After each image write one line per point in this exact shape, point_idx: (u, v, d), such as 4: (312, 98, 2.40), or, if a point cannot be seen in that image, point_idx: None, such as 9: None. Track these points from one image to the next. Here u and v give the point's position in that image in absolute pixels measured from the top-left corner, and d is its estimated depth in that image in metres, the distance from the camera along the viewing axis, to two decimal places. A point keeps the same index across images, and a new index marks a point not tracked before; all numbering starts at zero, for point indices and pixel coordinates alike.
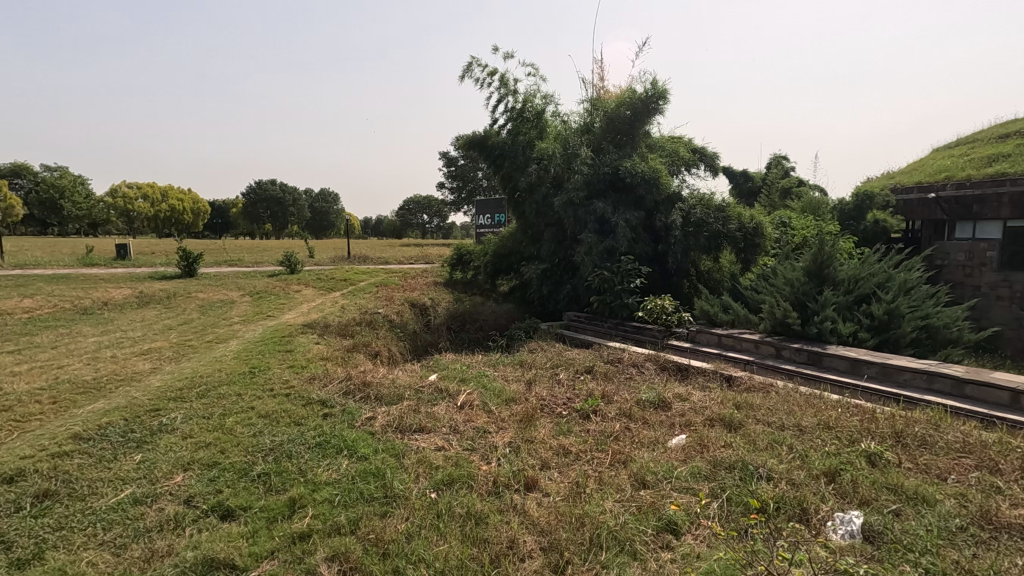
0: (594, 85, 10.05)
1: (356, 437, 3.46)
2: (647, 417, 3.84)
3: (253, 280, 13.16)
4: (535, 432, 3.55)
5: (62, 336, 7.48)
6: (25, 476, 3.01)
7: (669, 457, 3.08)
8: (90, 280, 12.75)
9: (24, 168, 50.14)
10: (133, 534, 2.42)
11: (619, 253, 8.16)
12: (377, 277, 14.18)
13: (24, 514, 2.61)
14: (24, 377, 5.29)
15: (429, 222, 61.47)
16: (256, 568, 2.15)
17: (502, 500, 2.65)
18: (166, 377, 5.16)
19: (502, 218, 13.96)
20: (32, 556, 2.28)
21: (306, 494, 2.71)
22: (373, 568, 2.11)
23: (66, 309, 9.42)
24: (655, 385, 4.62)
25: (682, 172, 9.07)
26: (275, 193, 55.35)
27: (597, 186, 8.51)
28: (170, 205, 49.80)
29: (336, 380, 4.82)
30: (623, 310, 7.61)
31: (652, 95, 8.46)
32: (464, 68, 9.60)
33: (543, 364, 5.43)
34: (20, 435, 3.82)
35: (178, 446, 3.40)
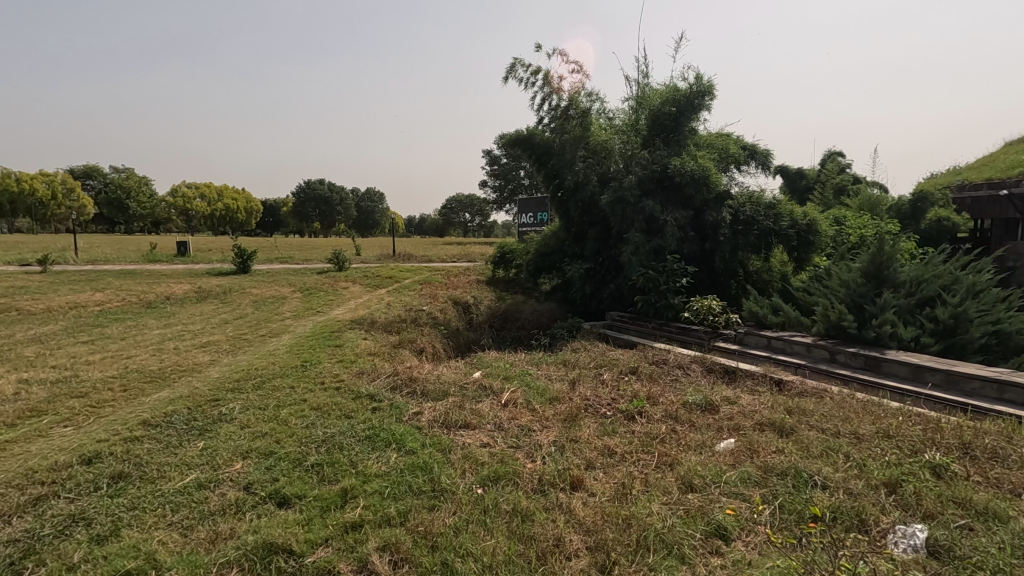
0: (639, 81, 9.98)
1: (403, 431, 3.54)
2: (694, 419, 3.77)
3: (303, 276, 13.65)
4: (580, 432, 3.55)
5: (130, 327, 7.97)
6: (101, 458, 3.23)
7: (718, 461, 3.02)
8: (154, 275, 13.50)
9: (96, 169, 53.71)
10: (198, 516, 2.56)
11: (666, 253, 8.04)
12: (421, 275, 14.44)
13: (102, 494, 2.80)
14: (98, 366, 5.66)
15: (471, 221, 62.00)
16: (312, 555, 2.23)
17: (548, 498, 2.66)
18: (224, 369, 5.41)
19: (544, 217, 13.96)
20: (109, 533, 2.44)
21: (357, 485, 2.79)
22: (423, 559, 2.16)
23: (133, 302, 10.01)
24: (702, 387, 4.52)
25: (732, 170, 8.86)
26: (324, 192, 57.20)
27: (645, 186, 8.41)
28: (225, 205, 52.17)
29: (384, 375, 4.95)
30: (668, 310, 7.46)
31: (698, 91, 8.25)
32: (508, 69, 9.71)
33: (587, 364, 5.41)
34: (96, 419, 4.10)
35: (238, 435, 3.56)
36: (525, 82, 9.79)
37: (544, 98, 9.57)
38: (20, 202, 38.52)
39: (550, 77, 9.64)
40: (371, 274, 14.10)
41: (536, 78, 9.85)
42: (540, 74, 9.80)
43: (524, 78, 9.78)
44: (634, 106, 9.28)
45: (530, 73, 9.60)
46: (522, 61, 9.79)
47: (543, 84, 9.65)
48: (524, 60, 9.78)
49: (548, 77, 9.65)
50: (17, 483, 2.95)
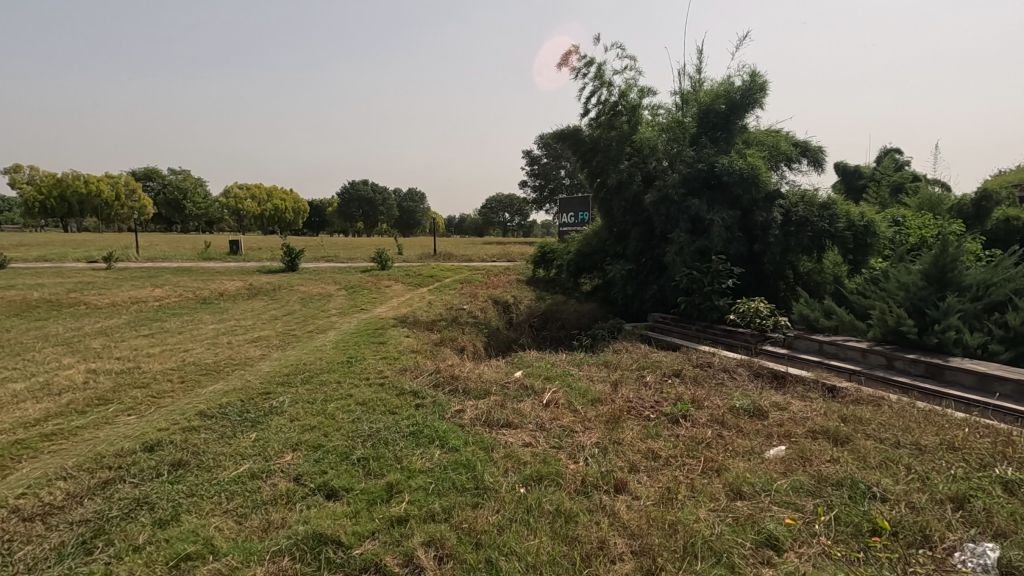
0: (691, 76, 9.83)
1: (446, 428, 3.58)
2: (741, 425, 3.66)
3: (349, 275, 14.00)
4: (622, 434, 3.50)
5: (187, 322, 8.37)
6: (162, 446, 3.39)
7: (768, 469, 2.92)
8: (209, 272, 14.13)
9: (155, 172, 56.62)
10: (252, 505, 2.66)
11: (712, 254, 7.86)
12: (461, 274, 14.59)
13: (163, 479, 2.95)
14: (158, 358, 5.97)
15: (511, 221, 62.39)
16: (359, 547, 2.28)
17: (591, 499, 2.64)
18: (274, 363, 5.62)
19: (584, 217, 13.84)
20: (170, 517, 2.56)
21: (402, 480, 2.84)
22: (467, 556, 2.17)
23: (189, 298, 10.50)
24: (749, 392, 4.38)
25: (782, 168, 8.59)
26: (367, 193, 58.63)
27: (691, 185, 8.24)
28: (274, 206, 54.19)
29: (425, 373, 5.01)
30: (713, 312, 7.26)
31: (750, 89, 8.05)
32: (561, 59, 9.74)
33: (630, 366, 5.34)
34: (157, 408, 4.33)
35: (288, 428, 3.68)
36: (577, 72, 9.77)
37: (593, 91, 9.53)
38: (88, 202, 41.10)
39: (600, 70, 9.59)
40: (412, 273, 14.33)
41: (587, 70, 9.82)
42: (592, 66, 9.76)
43: (576, 69, 9.76)
44: (682, 101, 9.15)
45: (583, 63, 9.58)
46: (576, 50, 9.76)
47: (593, 77, 9.60)
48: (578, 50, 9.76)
49: (599, 69, 9.60)
50: (87, 466, 3.13)
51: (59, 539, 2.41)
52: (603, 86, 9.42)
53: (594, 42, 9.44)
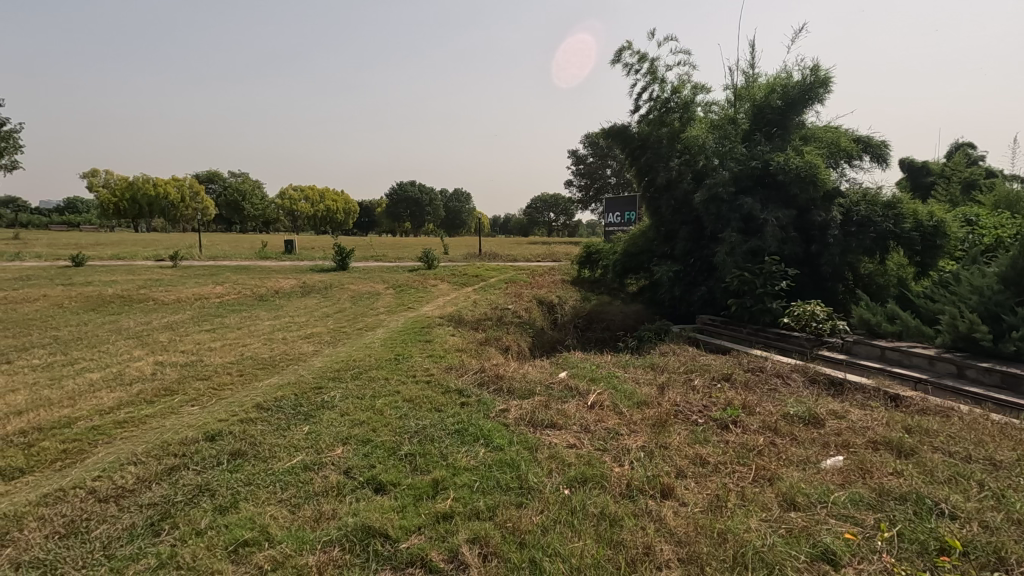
0: (747, 71, 9.56)
1: (491, 427, 3.61)
2: (796, 433, 3.52)
3: (396, 274, 14.33)
4: (669, 438, 3.44)
5: (246, 318, 8.77)
6: (223, 436, 3.57)
7: (825, 480, 2.80)
8: (265, 271, 14.76)
9: (217, 175, 59.71)
10: (304, 495, 2.76)
11: (765, 254, 7.58)
12: (506, 274, 14.66)
13: (223, 468, 3.10)
14: (219, 352, 6.28)
15: (556, 220, 62.30)
16: (406, 541, 2.33)
17: (637, 504, 2.60)
18: (326, 359, 5.81)
19: (631, 216, 13.64)
20: (230, 504, 2.69)
21: (448, 477, 2.88)
22: (511, 555, 2.18)
23: (248, 295, 11.00)
24: (805, 399, 4.20)
25: (842, 165, 8.20)
26: (414, 193, 59.73)
27: (744, 182, 7.99)
28: (326, 206, 56.03)
29: (471, 372, 5.06)
30: (765, 315, 7.00)
31: (811, 84, 7.71)
32: (614, 55, 9.68)
33: (677, 369, 5.23)
34: (217, 400, 4.55)
35: (338, 422, 3.79)
36: (629, 68, 9.67)
37: (644, 87, 9.41)
38: (157, 203, 43.71)
39: (653, 65, 9.45)
40: (458, 272, 14.51)
41: (639, 65, 9.71)
42: (646, 61, 9.62)
43: (629, 65, 9.66)
44: (734, 97, 8.89)
45: (636, 59, 9.48)
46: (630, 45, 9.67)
47: (646, 72, 9.48)
48: (632, 45, 9.66)
49: (652, 65, 9.47)
50: (155, 453, 3.33)
51: (130, 520, 2.57)
52: (655, 82, 9.27)
53: (649, 36, 9.49)
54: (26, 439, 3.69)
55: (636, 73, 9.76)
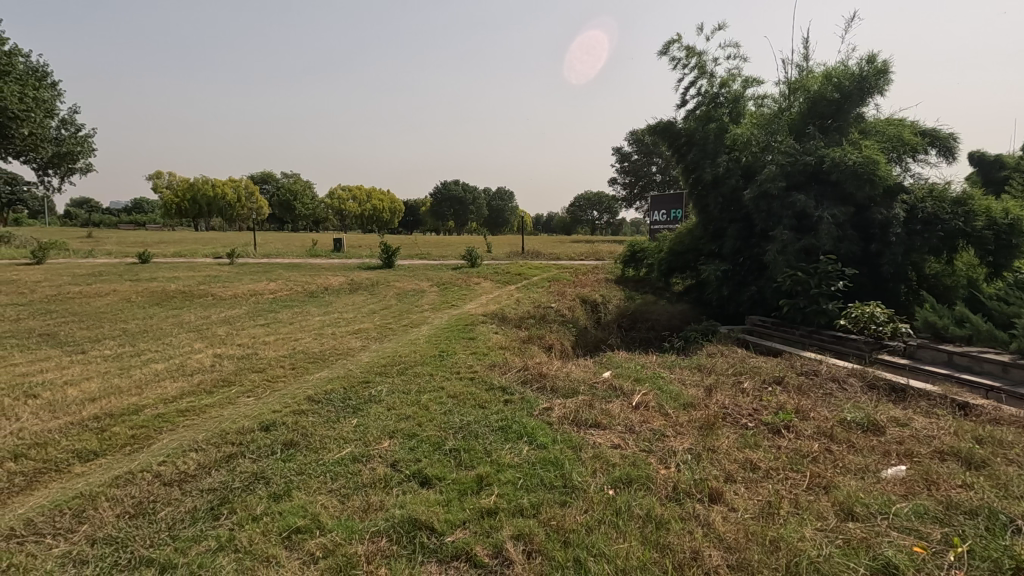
0: (802, 64, 9.23)
1: (535, 425, 3.61)
2: (853, 440, 3.36)
3: (440, 272, 14.54)
4: (718, 442, 3.35)
5: (297, 313, 9.10)
6: (276, 426, 3.72)
7: (885, 490, 2.66)
8: (315, 268, 15.25)
9: (270, 176, 62.19)
10: (353, 486, 2.83)
11: (819, 253, 7.27)
12: (548, 272, 14.63)
13: (277, 457, 3.23)
14: (272, 346, 6.54)
15: (599, 219, 61.82)
16: (451, 535, 2.36)
17: (684, 507, 2.54)
18: (372, 354, 5.96)
19: (677, 215, 13.36)
20: (283, 492, 2.80)
21: (492, 473, 2.90)
22: (556, 553, 2.18)
23: (299, 291, 11.40)
24: (863, 405, 4.01)
25: (905, 160, 7.78)
26: (457, 192, 60.53)
27: (796, 178, 7.69)
28: (373, 206, 57.40)
29: (514, 369, 5.07)
30: (820, 317, 6.72)
31: (867, 77, 7.35)
32: (662, 49, 9.55)
33: (726, 370, 5.08)
34: (271, 392, 4.74)
35: (385, 416, 3.88)
36: (677, 62, 9.52)
37: (692, 81, 9.23)
38: (215, 204, 45.88)
39: (701, 59, 9.24)
40: (501, 271, 14.58)
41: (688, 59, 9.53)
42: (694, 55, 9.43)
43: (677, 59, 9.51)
44: (788, 91, 8.58)
45: (684, 52, 9.32)
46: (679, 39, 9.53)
47: (694, 66, 9.29)
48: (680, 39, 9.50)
49: (701, 58, 9.27)
50: (214, 441, 3.50)
51: (192, 504, 2.71)
52: (703, 77, 9.09)
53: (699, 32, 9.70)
54: (99, 424, 3.95)
55: (685, 67, 9.58)
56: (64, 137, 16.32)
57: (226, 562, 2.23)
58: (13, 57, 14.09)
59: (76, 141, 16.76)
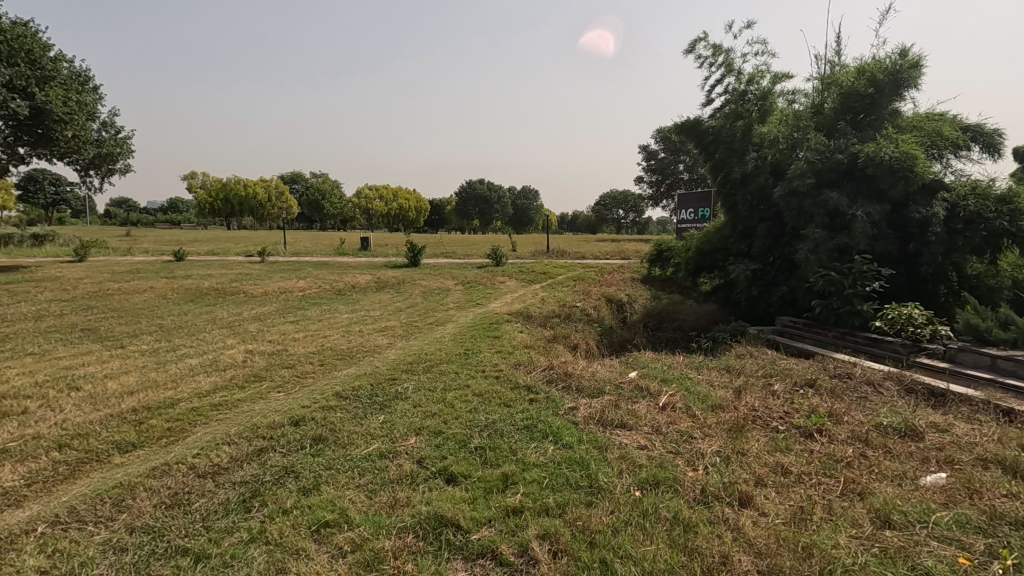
0: (834, 59, 8.97)
1: (560, 425, 3.60)
2: (889, 445, 3.26)
3: (465, 271, 14.61)
4: (747, 445, 3.28)
5: (325, 311, 9.25)
6: (306, 421, 3.79)
7: (925, 498, 2.57)
8: (343, 266, 15.49)
9: (300, 176, 63.42)
10: (380, 482, 2.87)
11: (853, 253, 7.07)
12: (574, 271, 14.57)
13: (306, 452, 3.29)
14: (302, 343, 6.67)
15: (625, 217, 61.34)
16: (477, 533, 2.37)
17: (713, 511, 2.50)
18: (399, 352, 6.02)
19: (705, 213, 13.15)
20: (313, 486, 2.85)
21: (517, 472, 2.90)
22: (582, 554, 2.17)
23: (327, 289, 11.59)
24: (901, 409, 3.88)
25: (945, 156, 7.49)
26: (483, 191, 60.78)
27: (828, 176, 7.49)
28: (399, 205, 58.01)
29: (539, 368, 5.07)
30: (854, 318, 6.52)
31: (899, 70, 7.10)
32: (688, 48, 9.43)
33: (755, 372, 4.98)
34: (301, 387, 4.84)
35: (412, 413, 3.92)
36: (704, 60, 9.38)
37: (719, 79, 9.08)
38: (247, 204, 46.98)
39: (728, 57, 9.07)
40: (526, 270, 14.57)
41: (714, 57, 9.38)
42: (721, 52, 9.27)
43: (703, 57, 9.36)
44: (819, 86, 8.36)
45: (710, 50, 9.17)
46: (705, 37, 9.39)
47: (721, 64, 9.13)
48: (706, 37, 9.36)
49: (728, 55, 9.11)
50: (246, 435, 3.58)
51: (225, 496, 2.78)
52: (729, 74, 8.92)
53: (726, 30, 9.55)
54: (138, 417, 4.08)
55: (711, 65, 9.42)
56: (104, 139, 16.89)
57: (258, 554, 2.28)
58: (57, 62, 14.65)
59: (116, 143, 17.33)
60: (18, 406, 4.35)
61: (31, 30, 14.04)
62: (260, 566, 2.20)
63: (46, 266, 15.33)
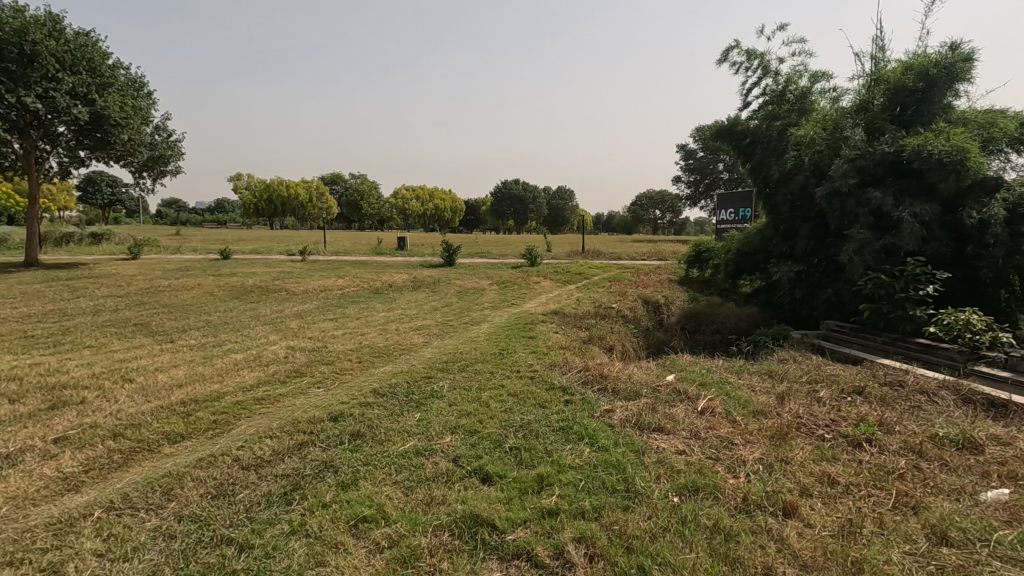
0: (878, 55, 8.63)
1: (596, 427, 3.56)
2: (946, 458, 3.09)
3: (500, 270, 14.65)
4: (791, 453, 3.17)
5: (363, 309, 9.42)
6: (344, 417, 3.86)
7: (986, 515, 2.43)
8: (380, 266, 15.73)
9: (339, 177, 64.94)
10: (416, 479, 2.89)
11: (902, 254, 6.75)
12: (609, 272, 14.41)
13: (345, 447, 3.35)
14: (340, 340, 6.81)
15: (662, 218, 60.41)
16: (512, 533, 2.36)
17: (755, 520, 2.42)
18: (434, 350, 6.08)
19: (746, 214, 12.81)
20: (351, 481, 2.90)
21: (553, 474, 2.88)
22: (619, 560, 2.13)
23: (365, 288, 11.80)
24: (958, 420, 3.67)
25: (1002, 152, 7.09)
26: (518, 191, 60.92)
27: (873, 173, 7.18)
28: (435, 205, 58.63)
29: (575, 369, 5.03)
30: (906, 323, 6.23)
31: (951, 62, 6.80)
32: (721, 54, 9.24)
33: (799, 377, 4.81)
34: (339, 384, 4.94)
35: (447, 411, 3.94)
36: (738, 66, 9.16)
37: (755, 82, 8.84)
38: (289, 204, 48.34)
39: (763, 59, 8.83)
40: (561, 270, 14.49)
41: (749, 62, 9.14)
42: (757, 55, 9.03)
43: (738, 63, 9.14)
44: (863, 84, 8.06)
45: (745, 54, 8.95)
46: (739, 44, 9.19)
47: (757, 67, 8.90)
48: (739, 42, 9.15)
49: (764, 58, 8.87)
50: (287, 429, 3.67)
51: (267, 488, 2.86)
52: (767, 77, 8.66)
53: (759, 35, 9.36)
54: (186, 409, 4.24)
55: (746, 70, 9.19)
56: (157, 142, 17.63)
57: (298, 546, 2.33)
58: (115, 69, 15.38)
59: (168, 146, 18.09)
60: (77, 395, 4.58)
61: (92, 39, 14.79)
62: (300, 558, 2.24)
63: (103, 263, 16.12)
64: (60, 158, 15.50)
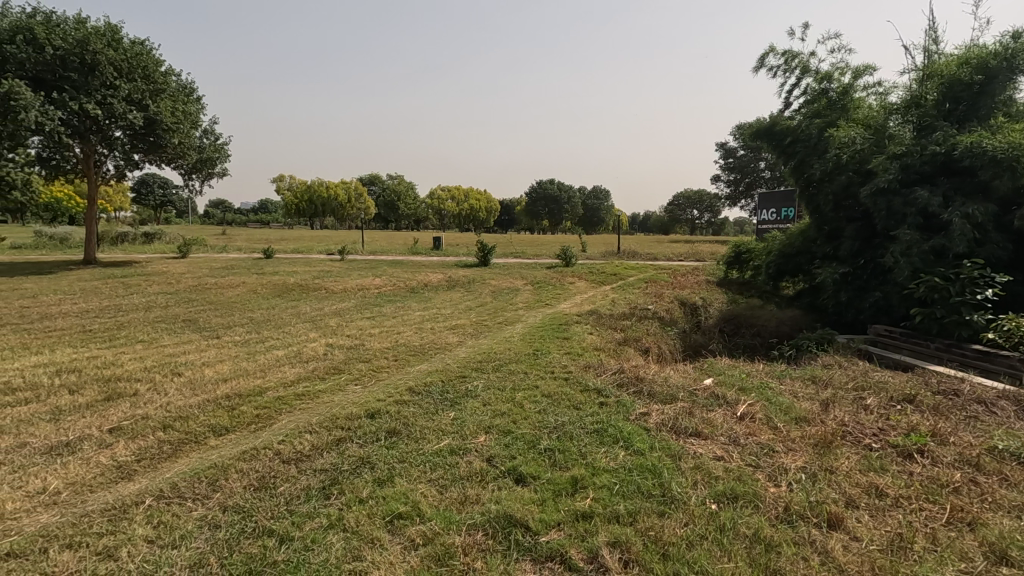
0: (929, 47, 8.23)
1: (631, 430, 3.51)
2: (1006, 472, 2.92)
3: (535, 271, 14.63)
4: (836, 462, 3.06)
5: (399, 308, 9.56)
6: (380, 415, 3.92)
7: None
8: (416, 265, 15.93)
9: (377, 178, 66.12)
10: (450, 477, 2.92)
11: (955, 255, 6.43)
12: (646, 273, 14.21)
13: (381, 444, 3.41)
14: (377, 338, 6.93)
15: (700, 218, 59.21)
16: (546, 535, 2.36)
17: (797, 531, 2.34)
18: (469, 350, 6.12)
19: (789, 214, 12.43)
20: (387, 477, 2.94)
21: (587, 476, 2.85)
22: (654, 566, 2.10)
23: (401, 287, 11.97)
24: (1019, 432, 3.47)
25: None
26: (553, 191, 60.76)
27: (924, 171, 6.86)
28: (470, 205, 59.02)
29: (610, 371, 4.98)
30: (961, 328, 5.92)
31: (1010, 54, 6.40)
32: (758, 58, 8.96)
33: (844, 384, 4.64)
34: (375, 382, 5.02)
35: (482, 411, 3.96)
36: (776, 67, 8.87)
37: (796, 82, 8.54)
38: (328, 204, 49.49)
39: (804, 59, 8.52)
40: (596, 271, 14.37)
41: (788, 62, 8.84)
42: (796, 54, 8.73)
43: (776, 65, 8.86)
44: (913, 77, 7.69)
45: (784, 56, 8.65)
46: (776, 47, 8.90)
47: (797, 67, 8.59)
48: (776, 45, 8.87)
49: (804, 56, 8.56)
50: (326, 425, 3.76)
51: (307, 482, 2.93)
52: (808, 76, 8.35)
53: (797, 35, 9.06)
54: (231, 403, 4.40)
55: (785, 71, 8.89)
56: (206, 145, 18.32)
57: (336, 540, 2.38)
58: (168, 76, 16.06)
59: (216, 149, 18.77)
60: (130, 388, 4.81)
61: (147, 47, 15.50)
62: (338, 552, 2.29)
63: (155, 262, 16.85)
64: (116, 162, 16.26)
